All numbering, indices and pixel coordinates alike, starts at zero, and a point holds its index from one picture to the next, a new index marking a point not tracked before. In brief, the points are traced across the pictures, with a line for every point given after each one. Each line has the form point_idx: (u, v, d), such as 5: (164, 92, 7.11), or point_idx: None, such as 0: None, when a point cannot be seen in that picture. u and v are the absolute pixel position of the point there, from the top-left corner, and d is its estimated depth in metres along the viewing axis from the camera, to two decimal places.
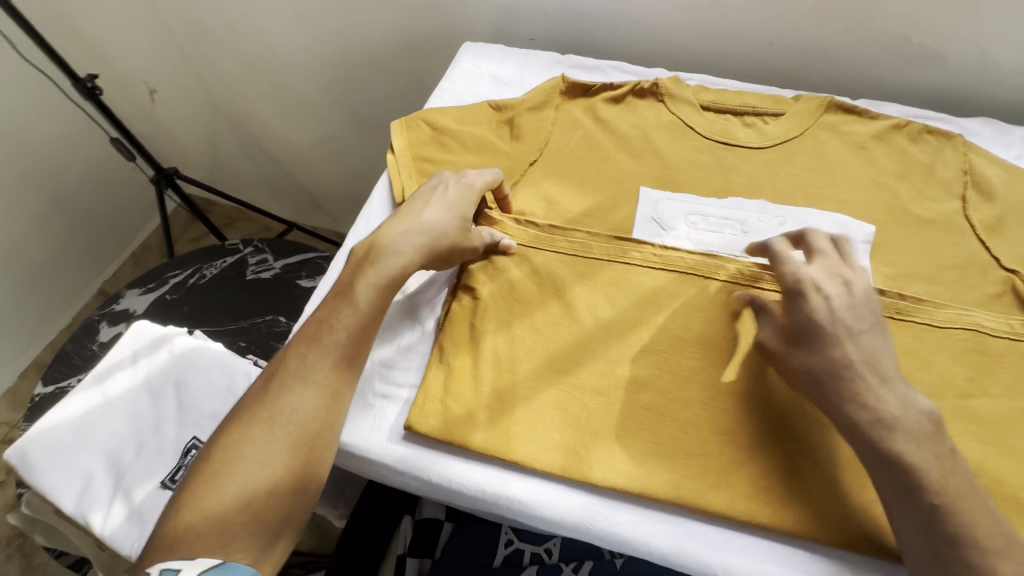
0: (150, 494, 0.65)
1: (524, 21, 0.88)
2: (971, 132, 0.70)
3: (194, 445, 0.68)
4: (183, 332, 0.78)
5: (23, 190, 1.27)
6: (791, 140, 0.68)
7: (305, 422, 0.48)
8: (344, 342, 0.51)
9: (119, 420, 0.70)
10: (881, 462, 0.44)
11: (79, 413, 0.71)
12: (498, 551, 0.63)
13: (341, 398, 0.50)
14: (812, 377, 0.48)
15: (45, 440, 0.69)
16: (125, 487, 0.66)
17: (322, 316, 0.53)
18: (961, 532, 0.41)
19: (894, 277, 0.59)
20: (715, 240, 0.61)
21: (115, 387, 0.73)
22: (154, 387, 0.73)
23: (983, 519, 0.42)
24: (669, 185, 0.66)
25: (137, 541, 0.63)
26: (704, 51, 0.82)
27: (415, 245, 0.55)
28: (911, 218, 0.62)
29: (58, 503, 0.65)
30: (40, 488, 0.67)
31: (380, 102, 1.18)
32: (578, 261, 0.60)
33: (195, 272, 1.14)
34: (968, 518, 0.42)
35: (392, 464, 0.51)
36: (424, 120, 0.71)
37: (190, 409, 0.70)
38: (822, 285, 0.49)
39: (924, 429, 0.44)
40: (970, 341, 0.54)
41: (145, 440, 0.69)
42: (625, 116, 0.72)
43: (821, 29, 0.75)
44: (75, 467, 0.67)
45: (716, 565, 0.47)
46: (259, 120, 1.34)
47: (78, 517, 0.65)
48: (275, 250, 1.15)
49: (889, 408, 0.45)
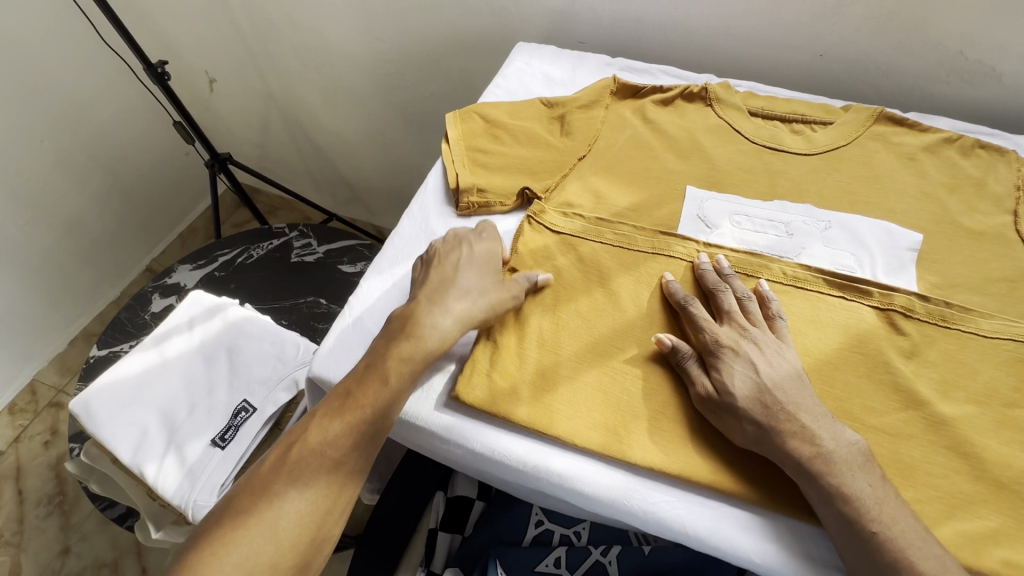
0: (202, 451, 0.69)
1: (576, 24, 0.91)
2: None
3: (244, 407, 0.72)
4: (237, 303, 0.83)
5: (87, 167, 1.34)
6: (838, 149, 0.68)
7: (312, 503, 0.49)
8: (367, 419, 0.51)
9: (176, 380, 0.75)
10: (823, 497, 0.46)
11: (139, 371, 0.75)
12: (528, 531, 0.65)
13: (351, 480, 0.51)
14: (742, 431, 0.49)
15: (108, 393, 0.73)
16: (178, 442, 0.70)
17: (352, 387, 0.52)
18: (907, 558, 0.43)
19: (941, 286, 0.59)
20: (759, 240, 0.63)
21: (172, 349, 0.77)
22: (208, 351, 0.77)
23: (919, 542, 0.44)
24: (716, 186, 0.67)
25: (187, 494, 0.66)
26: (753, 60, 0.83)
27: (456, 315, 0.55)
28: (960, 229, 0.62)
29: (116, 452, 0.69)
30: (100, 438, 0.71)
31: (428, 99, 1.22)
32: (623, 252, 0.62)
33: (243, 252, 1.18)
34: (906, 543, 0.44)
35: (439, 432, 0.54)
36: (478, 113, 0.74)
37: (242, 374, 0.74)
38: (737, 345, 0.53)
39: (856, 460, 0.47)
40: (1019, 353, 0.53)
41: (197, 400, 0.73)
42: (673, 118, 0.73)
43: (874, 42, 0.76)
44: (134, 420, 0.71)
45: (752, 550, 0.48)
46: (310, 112, 1.40)
47: (133, 467, 0.69)
48: (319, 236, 1.19)
49: (824, 442, 0.47)
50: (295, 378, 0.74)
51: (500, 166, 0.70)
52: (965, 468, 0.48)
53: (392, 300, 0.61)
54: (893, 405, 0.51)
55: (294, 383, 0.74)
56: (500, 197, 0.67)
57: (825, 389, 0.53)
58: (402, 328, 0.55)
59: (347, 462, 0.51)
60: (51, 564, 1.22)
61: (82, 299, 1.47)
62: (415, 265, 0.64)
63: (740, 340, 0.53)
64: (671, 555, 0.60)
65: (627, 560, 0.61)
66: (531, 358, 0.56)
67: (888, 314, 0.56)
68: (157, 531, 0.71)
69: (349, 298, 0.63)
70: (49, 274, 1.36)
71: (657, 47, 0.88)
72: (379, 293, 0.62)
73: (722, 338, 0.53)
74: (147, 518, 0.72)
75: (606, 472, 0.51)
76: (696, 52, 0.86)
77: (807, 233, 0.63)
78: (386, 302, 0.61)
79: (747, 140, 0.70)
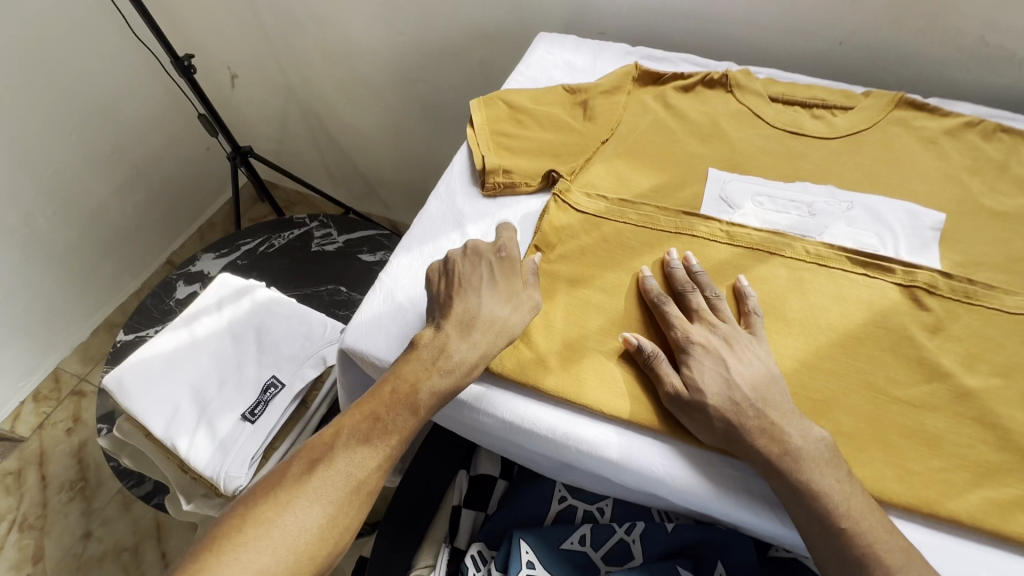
0: (232, 425, 0.71)
1: (595, 15, 0.93)
2: None
3: (273, 383, 0.74)
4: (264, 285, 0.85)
5: (113, 159, 1.37)
6: (860, 133, 0.69)
7: (326, 525, 0.48)
8: (390, 447, 0.51)
9: (206, 357, 0.77)
10: (792, 493, 0.47)
11: (171, 349, 0.77)
12: (552, 507, 0.66)
13: (366, 507, 0.50)
14: (713, 428, 0.50)
15: (140, 370, 0.75)
16: (209, 416, 0.71)
17: (376, 408, 0.52)
18: (868, 549, 0.45)
19: (964, 264, 0.59)
20: (782, 220, 0.63)
21: (202, 328, 0.79)
22: (238, 330, 0.79)
23: (886, 536, 0.45)
24: (737, 169, 0.68)
25: (219, 466, 0.68)
26: (772, 48, 0.84)
27: (476, 347, 0.53)
28: (983, 210, 0.62)
29: (149, 426, 0.71)
30: (132, 412, 0.72)
31: (447, 92, 1.24)
32: (646, 232, 0.63)
33: (265, 241, 1.21)
34: (873, 538, 0.45)
35: (468, 401, 0.56)
36: (502, 99, 0.75)
37: (271, 351, 0.76)
38: (706, 343, 0.54)
39: (823, 456, 0.47)
40: None
41: (227, 376, 0.75)
42: (694, 103, 0.74)
43: (893, 29, 0.76)
44: (166, 395, 0.73)
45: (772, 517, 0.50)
46: (329, 106, 1.42)
47: (166, 440, 0.70)
48: (339, 226, 1.21)
49: (793, 439, 0.48)
50: (323, 356, 0.76)
51: (524, 149, 0.71)
52: (990, 438, 0.49)
53: (419, 276, 0.63)
54: (918, 378, 0.52)
55: (321, 360, 0.76)
56: (524, 177, 0.68)
57: (852, 364, 0.53)
58: (428, 356, 0.53)
59: (366, 486, 0.50)
60: (72, 548, 1.24)
61: (106, 290, 1.50)
62: (440, 242, 0.66)
63: (713, 339, 0.54)
64: (695, 532, 0.60)
65: (651, 537, 0.61)
66: (557, 332, 0.57)
67: (912, 290, 0.56)
68: (188, 502, 0.74)
69: (380, 275, 0.64)
70: (75, 265, 1.39)
71: (676, 36, 0.89)
72: (409, 270, 0.64)
73: (691, 335, 0.54)
74: (178, 491, 0.74)
75: (629, 441, 0.53)
76: (715, 41, 0.87)
77: (830, 213, 0.63)
78: (412, 279, 0.63)
79: (768, 124, 0.71)
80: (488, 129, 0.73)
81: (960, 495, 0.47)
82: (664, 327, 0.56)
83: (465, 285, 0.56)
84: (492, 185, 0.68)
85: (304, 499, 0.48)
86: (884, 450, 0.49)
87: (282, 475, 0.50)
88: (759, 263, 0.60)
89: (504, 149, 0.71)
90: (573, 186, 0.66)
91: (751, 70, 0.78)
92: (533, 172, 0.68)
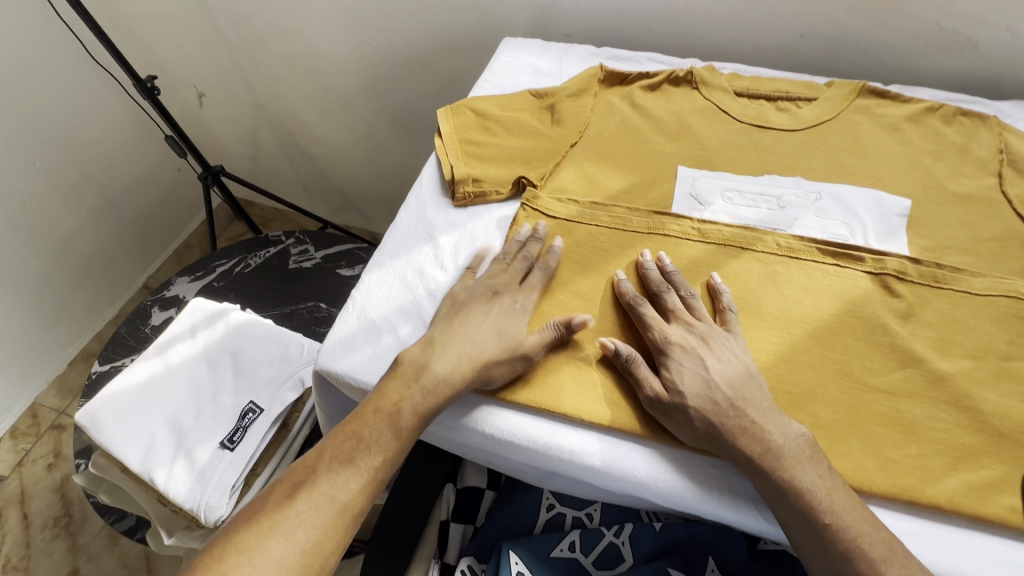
0: (211, 454, 0.69)
1: (560, 18, 0.93)
2: (1006, 114, 0.71)
3: (251, 409, 0.73)
4: (238, 309, 0.84)
5: (80, 186, 1.34)
6: (824, 123, 0.70)
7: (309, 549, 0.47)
8: (375, 470, 0.51)
9: (181, 386, 0.75)
10: (776, 492, 0.47)
11: (144, 379, 0.75)
12: (540, 515, 0.65)
13: (351, 529, 0.50)
14: (689, 425, 0.50)
15: (114, 405, 0.73)
16: (187, 447, 0.70)
17: (359, 428, 0.52)
18: (853, 544, 0.45)
19: (932, 249, 0.60)
20: (752, 215, 0.63)
21: (175, 356, 0.77)
22: (212, 356, 0.77)
23: (869, 531, 0.45)
24: (706, 165, 0.68)
25: (199, 497, 0.66)
26: (736, 43, 0.85)
27: (460, 369, 0.53)
28: (947, 194, 0.63)
29: (125, 461, 0.69)
30: (106, 448, 0.70)
31: (417, 101, 1.23)
32: (619, 234, 0.63)
33: (240, 261, 1.19)
34: (856, 532, 0.45)
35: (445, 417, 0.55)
36: (469, 107, 0.75)
37: (247, 376, 0.75)
38: (684, 343, 0.53)
39: (803, 451, 0.48)
40: (1010, 308, 0.55)
41: (204, 404, 0.73)
42: (661, 102, 0.75)
43: (852, 19, 0.77)
44: (141, 428, 0.71)
45: (754, 513, 0.50)
46: (300, 121, 1.41)
47: (142, 474, 0.68)
48: (316, 242, 1.20)
49: (774, 436, 0.48)
50: (300, 377, 0.75)
51: (494, 157, 0.70)
52: (965, 421, 0.50)
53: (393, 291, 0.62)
54: (893, 365, 0.52)
55: (299, 381, 0.75)
56: (493, 186, 0.68)
57: (827, 355, 0.53)
58: (410, 375, 0.53)
59: (350, 509, 0.49)
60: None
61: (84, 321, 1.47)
62: (411, 255, 0.65)
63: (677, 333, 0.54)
64: (684, 531, 0.60)
65: (640, 539, 0.61)
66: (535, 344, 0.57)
67: (882, 278, 0.57)
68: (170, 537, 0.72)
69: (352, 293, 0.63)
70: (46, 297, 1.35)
71: (641, 35, 0.89)
72: (381, 286, 0.63)
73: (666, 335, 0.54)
74: (160, 526, 0.72)
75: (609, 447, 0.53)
76: (679, 39, 0.87)
77: (798, 205, 0.64)
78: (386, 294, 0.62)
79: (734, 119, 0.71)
80: (453, 137, 0.72)
81: (938, 480, 0.47)
82: (642, 330, 0.56)
83: (468, 315, 0.56)
84: (462, 194, 0.68)
85: (288, 522, 0.47)
86: (862, 440, 0.49)
87: (265, 500, 0.49)
88: (731, 259, 0.60)
89: (473, 157, 0.70)
90: (543, 192, 0.66)
91: (716, 66, 0.78)
92: (501, 179, 0.68)
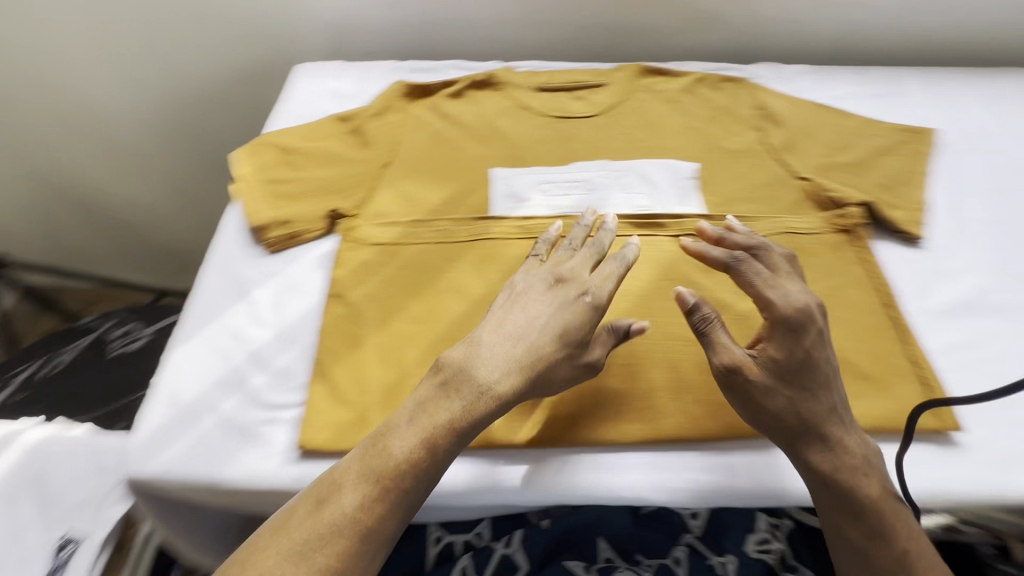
0: None
1: (359, 39, 0.90)
2: (757, 76, 0.82)
3: (72, 540, 0.61)
4: (31, 420, 0.67)
5: None
6: (616, 106, 0.75)
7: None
8: (405, 479, 0.46)
9: None
10: (773, 427, 0.51)
11: None
12: (429, 551, 0.61)
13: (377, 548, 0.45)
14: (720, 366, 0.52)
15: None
16: None
17: (383, 438, 0.47)
18: (853, 480, 0.50)
19: (720, 203, 0.67)
20: (567, 202, 0.66)
21: None
22: (3, 491, 0.61)
23: (862, 463, 0.50)
24: (518, 162, 0.70)
25: None
26: (531, 42, 0.89)
27: (506, 355, 0.50)
28: (724, 152, 0.71)
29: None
30: None
31: (232, 142, 1.13)
32: (446, 247, 0.62)
33: (42, 362, 0.99)
34: (837, 462, 0.50)
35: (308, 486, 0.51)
36: (269, 144, 0.70)
37: (61, 504, 0.63)
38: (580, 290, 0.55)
39: (827, 381, 0.51)
40: (785, 241, 0.63)
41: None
42: (467, 107, 0.75)
43: (622, 9, 0.85)
44: None
45: (731, 484, 0.54)
46: (95, 184, 1.21)
47: None
48: (143, 319, 1.06)
49: (809, 354, 0.51)
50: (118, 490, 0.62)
51: (302, 192, 0.66)
52: None
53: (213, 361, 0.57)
54: None
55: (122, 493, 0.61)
56: (302, 226, 0.64)
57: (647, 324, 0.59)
58: (451, 370, 0.49)
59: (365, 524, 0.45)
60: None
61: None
62: (223, 317, 0.59)
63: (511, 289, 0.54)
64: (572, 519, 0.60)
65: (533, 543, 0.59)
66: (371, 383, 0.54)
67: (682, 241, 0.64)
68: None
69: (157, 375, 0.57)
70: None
71: (442, 47, 0.90)
72: (193, 360, 0.57)
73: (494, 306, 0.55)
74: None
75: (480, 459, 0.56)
76: (479, 46, 0.89)
77: (601, 186, 0.67)
78: (203, 367, 0.56)
79: (536, 113, 0.74)
80: (252, 182, 0.67)
81: None
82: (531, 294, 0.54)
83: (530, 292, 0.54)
84: (270, 241, 0.63)
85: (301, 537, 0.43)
86: None
87: (286, 517, 0.45)
88: None
89: (279, 198, 0.66)
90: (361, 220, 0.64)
91: (514, 66, 0.81)
92: (309, 216, 0.64)
